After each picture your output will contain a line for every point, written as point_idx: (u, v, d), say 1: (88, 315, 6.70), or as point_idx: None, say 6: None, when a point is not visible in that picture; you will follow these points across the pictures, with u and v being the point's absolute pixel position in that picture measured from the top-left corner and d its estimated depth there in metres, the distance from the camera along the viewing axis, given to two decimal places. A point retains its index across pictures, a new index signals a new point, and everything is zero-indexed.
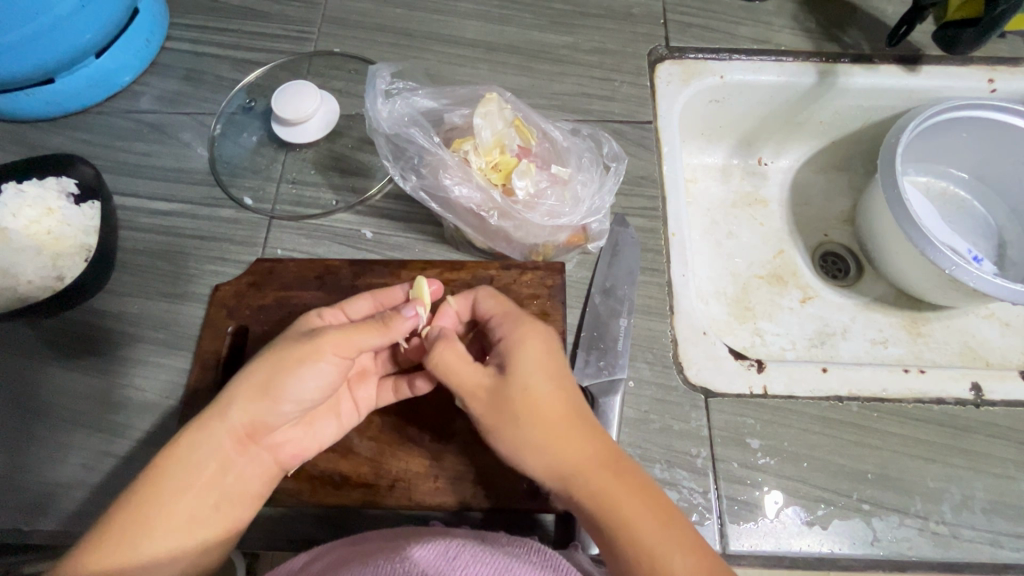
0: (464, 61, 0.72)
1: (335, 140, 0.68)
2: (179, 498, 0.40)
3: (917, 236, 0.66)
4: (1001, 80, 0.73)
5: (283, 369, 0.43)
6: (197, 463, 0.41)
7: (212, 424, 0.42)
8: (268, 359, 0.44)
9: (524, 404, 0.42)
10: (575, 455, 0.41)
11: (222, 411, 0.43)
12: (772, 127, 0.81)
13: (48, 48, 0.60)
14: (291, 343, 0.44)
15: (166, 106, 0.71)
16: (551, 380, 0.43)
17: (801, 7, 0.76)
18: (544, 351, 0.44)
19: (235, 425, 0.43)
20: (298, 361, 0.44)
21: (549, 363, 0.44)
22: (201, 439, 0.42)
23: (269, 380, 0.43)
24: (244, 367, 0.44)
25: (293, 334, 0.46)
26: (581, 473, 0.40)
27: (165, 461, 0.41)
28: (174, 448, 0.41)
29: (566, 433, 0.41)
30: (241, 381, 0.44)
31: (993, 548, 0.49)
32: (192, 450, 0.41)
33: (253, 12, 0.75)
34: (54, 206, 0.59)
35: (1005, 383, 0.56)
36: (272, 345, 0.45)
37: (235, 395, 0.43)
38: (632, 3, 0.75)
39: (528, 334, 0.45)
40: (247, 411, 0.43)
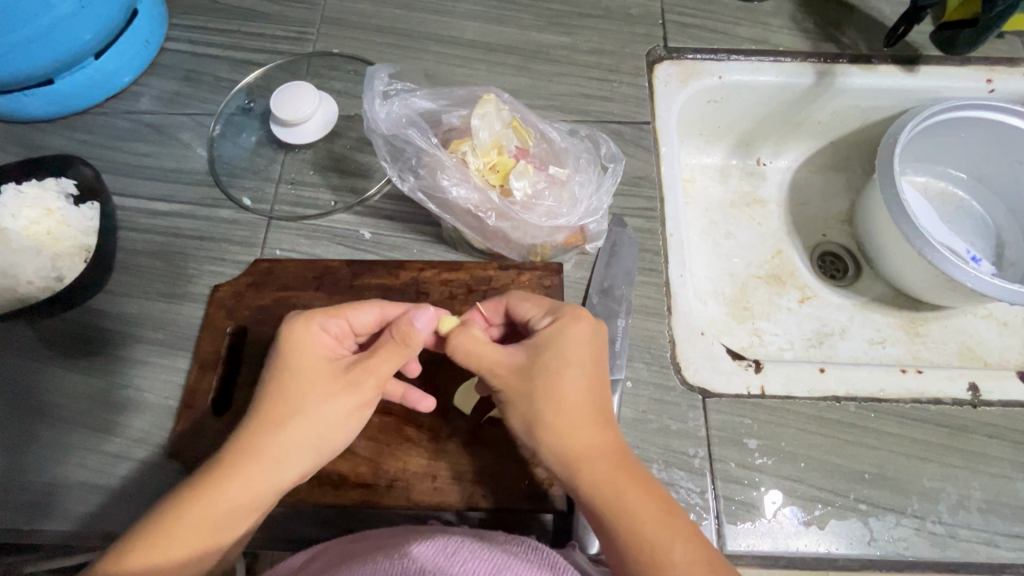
0: (462, 62, 0.72)
1: (333, 140, 0.68)
2: (218, 544, 0.40)
3: (915, 237, 0.66)
4: (998, 80, 0.73)
5: (331, 421, 0.43)
6: (241, 513, 0.40)
7: (261, 479, 0.41)
8: (321, 413, 0.43)
9: (544, 390, 0.42)
10: (591, 443, 0.41)
11: (273, 467, 0.42)
12: (770, 127, 0.81)
13: (47, 49, 0.60)
14: (342, 395, 0.44)
15: (165, 107, 0.71)
16: (578, 371, 0.43)
17: (799, 7, 0.76)
18: (579, 342, 0.44)
19: (281, 479, 0.42)
20: (344, 411, 0.44)
21: (586, 355, 0.44)
22: (245, 492, 0.41)
23: (318, 431, 0.43)
24: (292, 418, 0.42)
25: (335, 374, 0.44)
26: (594, 463, 0.40)
27: (202, 511, 0.39)
28: (215, 499, 0.40)
29: (585, 421, 0.42)
30: (290, 433, 0.42)
31: (990, 548, 0.49)
32: (235, 503, 0.40)
33: (252, 13, 0.76)
34: (53, 207, 0.59)
35: (1003, 384, 0.56)
36: (318, 389, 0.44)
37: (283, 447, 0.42)
38: (630, 4, 0.75)
39: (566, 321, 0.45)
40: (295, 465, 0.42)
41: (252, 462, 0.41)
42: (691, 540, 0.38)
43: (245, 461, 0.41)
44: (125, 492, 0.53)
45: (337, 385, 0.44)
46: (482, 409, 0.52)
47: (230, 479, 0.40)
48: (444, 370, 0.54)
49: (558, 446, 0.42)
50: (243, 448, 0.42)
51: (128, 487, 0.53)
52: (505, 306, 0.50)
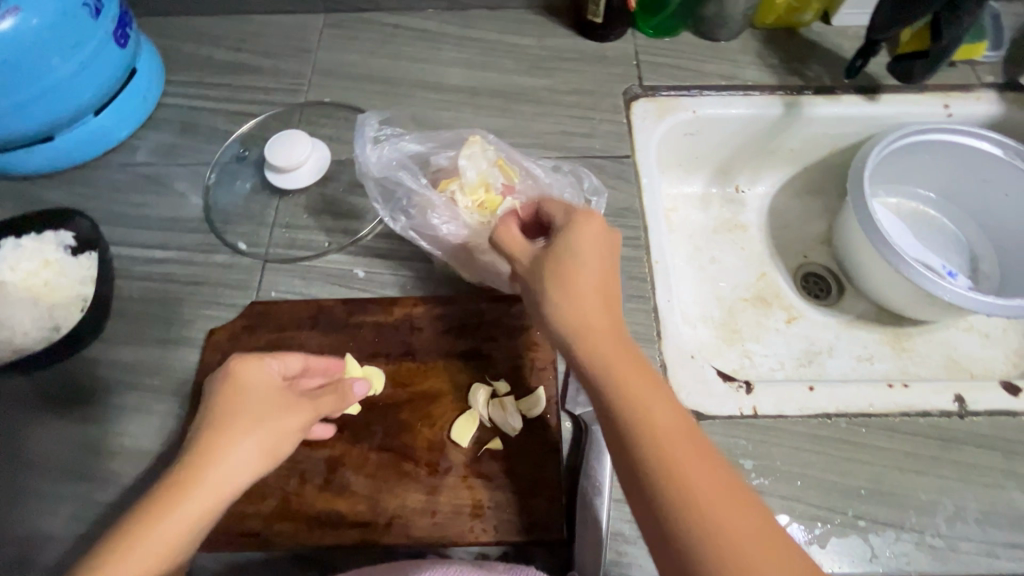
0: (448, 106, 0.76)
1: (326, 184, 0.70)
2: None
3: (892, 255, 0.68)
4: (955, 105, 0.77)
5: (281, 432, 0.43)
6: (190, 534, 0.37)
7: (213, 498, 0.39)
8: (271, 425, 0.43)
9: (568, 271, 0.43)
10: (648, 391, 0.39)
11: (225, 479, 0.39)
12: (745, 156, 0.84)
13: (47, 109, 0.63)
14: (278, 414, 0.44)
15: (161, 158, 0.73)
16: (601, 259, 0.44)
17: (764, 44, 0.81)
18: (600, 235, 0.45)
19: (234, 494, 0.40)
20: (290, 426, 0.44)
21: (601, 251, 0.45)
22: (192, 509, 0.38)
23: (270, 443, 0.42)
24: (246, 432, 0.41)
25: (268, 399, 0.44)
26: (650, 413, 0.37)
27: (147, 545, 0.36)
28: (161, 521, 0.37)
29: (602, 317, 0.42)
30: (245, 446, 0.41)
31: (990, 559, 0.49)
32: (160, 547, 0.36)
33: (246, 67, 0.79)
34: (51, 258, 0.61)
35: (987, 393, 0.57)
36: (247, 410, 0.43)
37: (234, 453, 0.40)
38: (605, 47, 0.80)
39: (583, 220, 0.46)
40: (247, 477, 0.41)
41: (177, 496, 0.38)
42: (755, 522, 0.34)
43: (168, 497, 0.38)
44: None
45: (266, 412, 0.43)
46: (478, 441, 0.52)
47: (155, 519, 0.37)
48: (439, 403, 0.54)
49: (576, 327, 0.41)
50: (167, 487, 0.38)
51: None
52: (538, 204, 0.51)
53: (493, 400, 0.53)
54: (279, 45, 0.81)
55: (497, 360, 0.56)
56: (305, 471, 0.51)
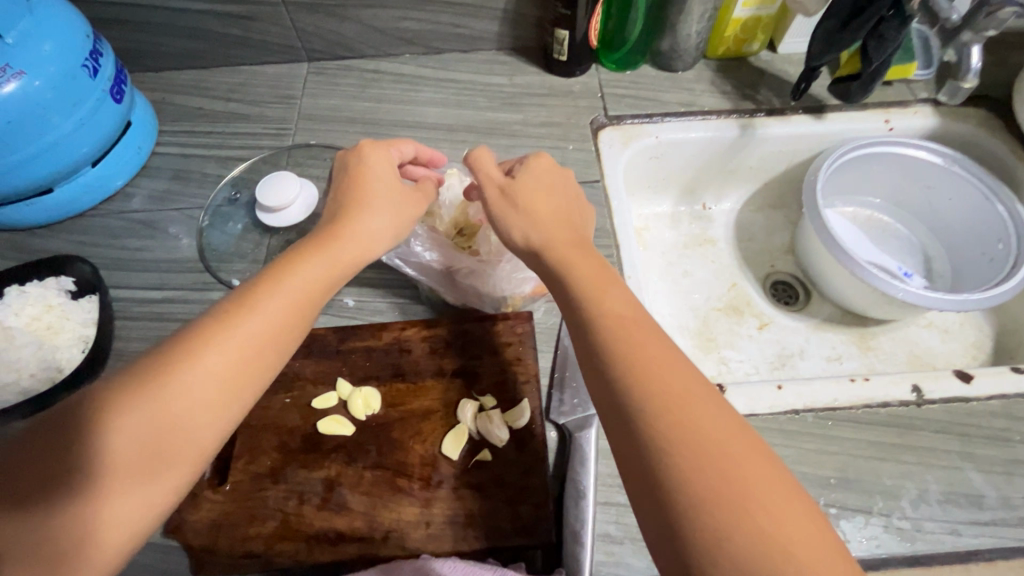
0: (428, 142, 0.81)
1: (315, 221, 0.74)
2: (261, 321, 0.44)
3: (847, 259, 0.74)
4: (895, 119, 0.84)
5: (374, 221, 0.52)
6: (294, 290, 0.46)
7: (320, 261, 0.48)
8: (368, 213, 0.52)
9: (525, 198, 0.53)
10: (664, 351, 0.41)
11: (327, 254, 0.49)
12: (709, 176, 0.90)
13: (48, 163, 0.67)
14: (387, 196, 0.54)
15: (157, 204, 0.77)
16: (552, 194, 0.54)
17: (717, 73, 0.88)
18: (546, 172, 0.56)
19: (334, 266, 0.49)
20: (383, 215, 0.53)
21: (547, 180, 0.55)
22: (297, 274, 0.47)
23: (361, 232, 0.51)
24: (351, 214, 0.52)
25: (387, 169, 0.55)
26: (668, 372, 0.40)
27: (265, 292, 0.46)
28: (279, 276, 0.47)
29: (610, 287, 0.46)
30: (347, 230, 0.51)
31: (954, 537, 0.52)
32: (290, 296, 0.46)
33: (236, 116, 0.84)
34: (54, 302, 0.63)
35: (941, 382, 0.60)
36: (367, 187, 0.53)
37: (338, 235, 0.50)
38: (572, 82, 0.86)
39: (532, 159, 0.57)
40: (343, 258, 0.50)
41: (308, 255, 0.48)
42: (770, 469, 0.35)
43: (308, 251, 0.49)
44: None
45: (377, 183, 0.54)
46: (468, 453, 0.55)
47: (293, 266, 0.48)
48: (430, 420, 0.57)
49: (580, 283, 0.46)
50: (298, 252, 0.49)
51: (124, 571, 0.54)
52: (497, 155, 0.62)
53: (480, 413, 0.56)
54: (267, 94, 0.86)
55: (482, 376, 0.59)
56: (304, 492, 0.53)
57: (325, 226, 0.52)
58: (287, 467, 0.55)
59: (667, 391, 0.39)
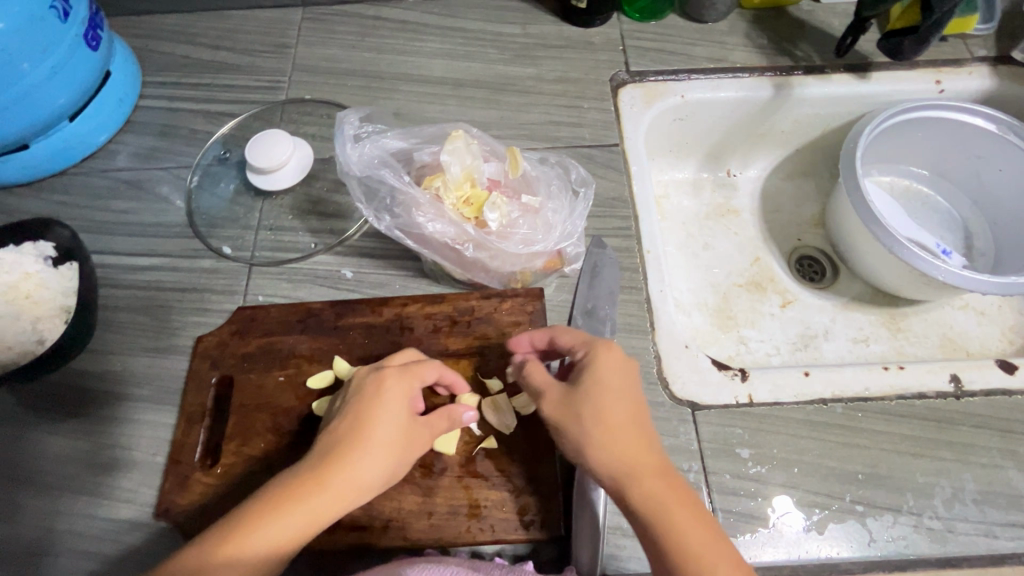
0: (433, 99, 0.74)
1: (311, 183, 0.69)
2: (274, 545, 0.39)
3: (885, 236, 0.67)
4: (947, 81, 0.76)
5: (396, 455, 0.45)
6: (313, 520, 0.40)
7: (345, 480, 0.42)
8: (395, 432, 0.45)
9: (592, 412, 0.43)
10: (591, 390, 0.44)
11: (348, 476, 0.42)
12: (736, 140, 0.83)
13: (21, 116, 0.61)
14: (400, 451, 0.45)
15: (142, 163, 0.72)
16: (625, 390, 0.45)
17: (752, 25, 0.79)
18: (621, 370, 0.45)
19: (356, 484, 0.42)
20: (407, 452, 0.45)
21: (620, 381, 0.45)
22: (317, 495, 0.41)
23: (386, 435, 0.44)
24: (370, 451, 0.43)
25: (408, 447, 0.45)
26: (592, 412, 0.43)
27: (280, 513, 0.40)
28: (297, 491, 0.41)
29: (611, 411, 0.43)
30: (371, 458, 0.43)
31: (988, 539, 0.50)
32: (303, 524, 0.40)
33: (224, 66, 0.77)
34: (31, 270, 0.59)
35: (983, 372, 0.57)
36: (378, 473, 0.43)
37: (359, 463, 0.43)
38: (591, 32, 0.78)
39: (598, 356, 0.46)
40: (366, 471, 0.43)
41: (324, 486, 0.41)
42: None
43: (328, 460, 0.42)
44: (118, 556, 0.52)
45: (389, 471, 0.44)
46: (473, 439, 0.52)
47: (313, 482, 0.41)
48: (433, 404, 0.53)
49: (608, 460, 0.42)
50: (311, 466, 0.42)
51: (120, 551, 0.52)
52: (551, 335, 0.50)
53: (486, 398, 0.53)
54: (257, 41, 0.79)
55: (489, 357, 0.56)
56: None
57: (344, 429, 0.44)
58: (284, 449, 0.53)
59: (588, 434, 0.43)
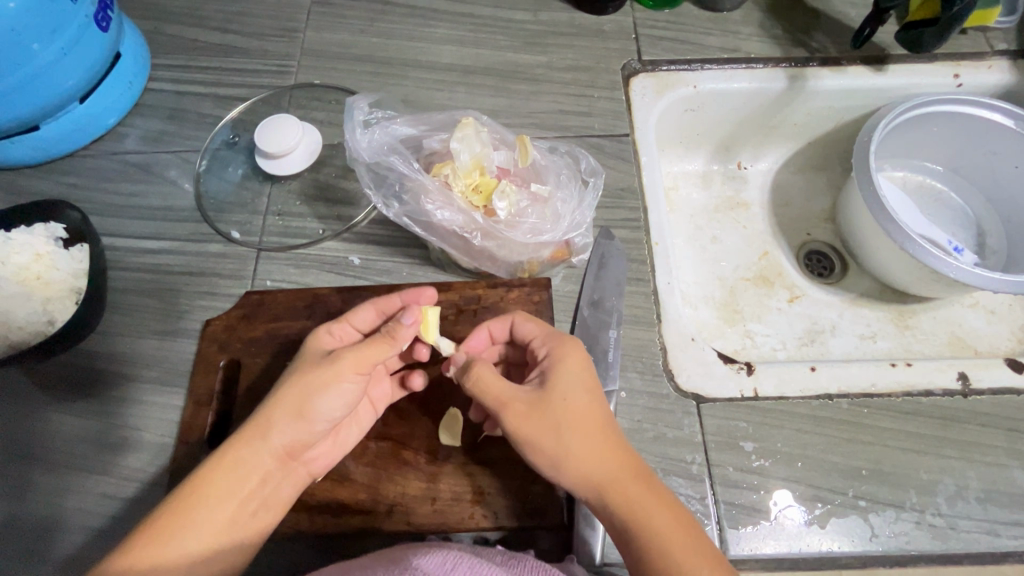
0: (442, 86, 0.74)
1: (318, 169, 0.69)
2: (205, 498, 0.41)
3: (896, 232, 0.67)
4: (966, 75, 0.75)
5: (310, 392, 0.45)
6: (237, 470, 0.42)
7: (257, 430, 0.44)
8: (307, 375, 0.46)
9: (566, 419, 0.44)
10: (562, 399, 0.44)
11: (264, 428, 0.44)
12: (748, 132, 0.82)
13: (31, 97, 0.61)
14: (311, 386, 0.45)
15: (151, 146, 0.72)
16: (593, 396, 0.45)
17: (767, 14, 0.78)
18: (587, 374, 0.46)
19: (270, 430, 0.44)
20: (322, 385, 0.45)
21: (589, 385, 0.46)
22: (237, 448, 0.43)
23: (301, 383, 0.45)
24: (279, 397, 0.45)
25: (312, 377, 0.45)
26: (566, 422, 0.44)
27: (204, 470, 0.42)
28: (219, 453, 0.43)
29: (586, 419, 0.44)
30: (279, 403, 0.45)
31: (991, 537, 0.50)
32: (222, 474, 0.42)
33: (233, 49, 0.77)
34: (42, 251, 0.60)
35: (992, 371, 0.57)
36: (282, 409, 0.44)
37: (270, 412, 0.44)
38: (603, 20, 0.77)
39: (565, 359, 0.46)
40: (279, 418, 0.44)
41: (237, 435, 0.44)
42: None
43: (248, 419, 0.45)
44: (126, 533, 0.53)
45: (295, 405, 0.45)
46: (477, 428, 0.52)
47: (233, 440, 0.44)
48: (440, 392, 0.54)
49: (585, 468, 0.43)
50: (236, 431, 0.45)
51: (128, 528, 0.53)
52: (511, 322, 0.51)
53: None
54: (266, 25, 0.78)
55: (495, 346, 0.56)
56: None
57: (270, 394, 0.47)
58: None
59: (564, 443, 0.43)
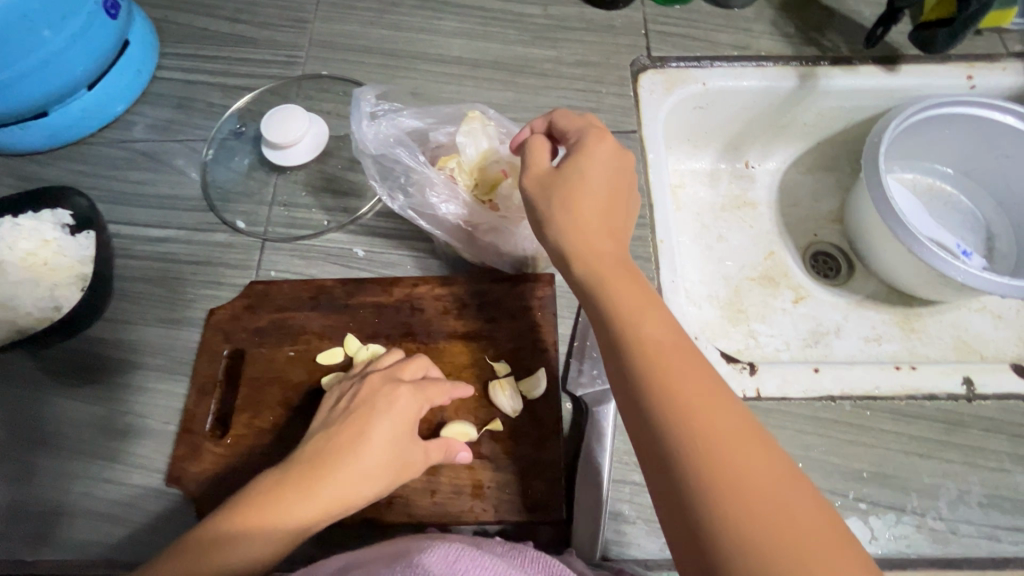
0: (449, 79, 0.73)
1: (325, 161, 0.69)
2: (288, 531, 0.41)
3: (904, 235, 0.66)
4: (979, 76, 0.74)
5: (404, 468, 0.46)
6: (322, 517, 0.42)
7: (355, 486, 0.43)
8: (405, 453, 0.46)
9: (578, 194, 0.45)
10: (582, 177, 0.46)
11: (357, 487, 0.43)
12: (756, 131, 0.82)
13: (40, 83, 0.62)
14: (407, 463, 0.46)
15: (159, 134, 0.72)
16: (608, 193, 0.46)
17: (780, 12, 0.77)
18: (612, 170, 0.47)
19: (359, 494, 0.43)
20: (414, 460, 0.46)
21: (608, 183, 0.47)
22: (332, 497, 0.42)
23: (397, 457, 0.45)
24: (380, 464, 0.44)
25: (403, 452, 0.45)
26: (576, 197, 0.45)
27: (296, 507, 0.41)
28: (314, 492, 0.42)
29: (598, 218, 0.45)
30: (379, 470, 0.44)
31: (991, 542, 0.50)
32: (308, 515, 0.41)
33: (242, 39, 0.77)
34: (49, 238, 0.60)
35: (997, 376, 0.56)
36: (379, 475, 0.44)
37: (367, 474, 0.43)
38: (613, 15, 0.77)
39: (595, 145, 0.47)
40: (373, 484, 0.44)
41: (314, 491, 0.41)
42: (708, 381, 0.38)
43: (347, 468, 0.43)
44: (128, 518, 0.54)
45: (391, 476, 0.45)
46: (478, 422, 0.53)
47: (328, 485, 0.42)
48: None
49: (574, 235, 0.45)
50: (329, 473, 0.42)
51: (131, 513, 0.54)
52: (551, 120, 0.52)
53: (493, 381, 0.54)
54: (275, 14, 0.78)
55: (497, 341, 0.56)
56: None
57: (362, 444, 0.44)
58: (291, 423, 0.54)
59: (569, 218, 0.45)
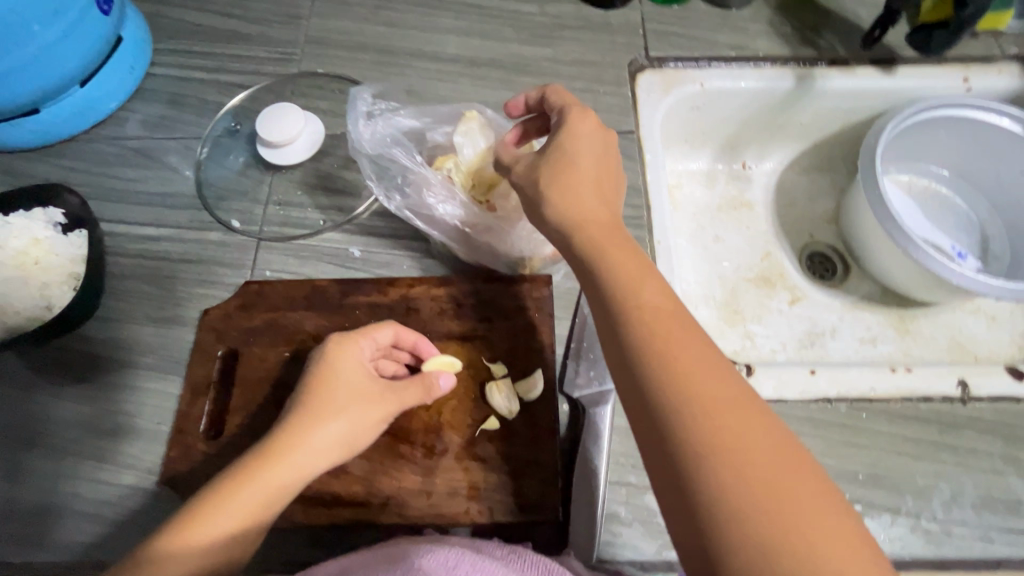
0: (445, 77, 0.73)
1: (320, 159, 0.68)
2: (255, 491, 0.42)
3: (900, 236, 0.66)
4: (975, 78, 0.74)
5: (363, 418, 0.47)
6: (287, 475, 0.43)
7: (311, 440, 0.45)
8: (360, 404, 0.47)
9: (570, 170, 0.45)
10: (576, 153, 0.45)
11: (313, 440, 0.45)
12: (753, 131, 0.82)
13: (31, 79, 0.61)
14: (365, 414, 0.47)
15: (152, 131, 0.71)
16: (598, 168, 0.46)
17: (777, 12, 0.77)
18: (599, 144, 0.46)
19: (318, 445, 0.45)
20: (372, 412, 0.48)
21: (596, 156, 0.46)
22: (291, 453, 0.44)
23: (351, 407, 0.47)
24: (333, 415, 0.46)
25: (356, 404, 0.47)
26: (569, 174, 0.44)
27: (257, 468, 0.42)
28: (270, 450, 0.44)
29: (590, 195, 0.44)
30: (333, 420, 0.46)
31: (984, 544, 0.50)
32: (272, 474, 0.43)
33: (236, 35, 0.76)
34: (40, 236, 0.59)
35: (992, 378, 0.56)
36: (334, 426, 0.46)
37: (320, 425, 0.45)
38: (611, 14, 0.76)
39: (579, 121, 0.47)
40: (329, 433, 0.45)
41: (276, 453, 0.43)
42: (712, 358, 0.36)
43: (300, 422, 0.45)
44: (120, 519, 0.53)
45: (350, 427, 0.46)
46: (474, 423, 0.52)
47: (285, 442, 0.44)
48: None
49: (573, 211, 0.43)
50: (282, 432, 0.45)
51: (123, 514, 0.53)
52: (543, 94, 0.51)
53: (489, 382, 0.54)
54: (270, 11, 0.77)
55: (494, 342, 0.56)
56: None
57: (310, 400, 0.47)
58: None
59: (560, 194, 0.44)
